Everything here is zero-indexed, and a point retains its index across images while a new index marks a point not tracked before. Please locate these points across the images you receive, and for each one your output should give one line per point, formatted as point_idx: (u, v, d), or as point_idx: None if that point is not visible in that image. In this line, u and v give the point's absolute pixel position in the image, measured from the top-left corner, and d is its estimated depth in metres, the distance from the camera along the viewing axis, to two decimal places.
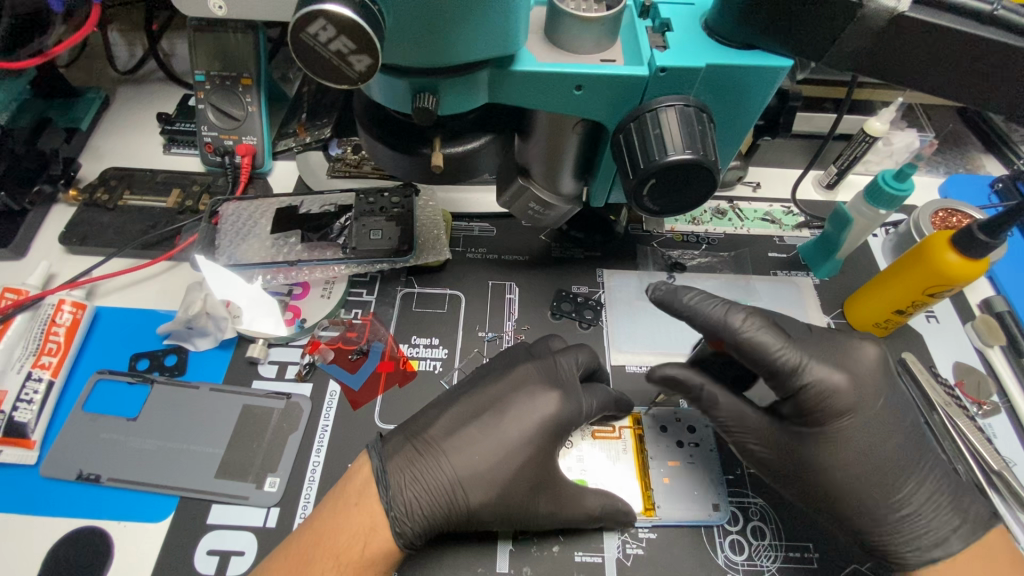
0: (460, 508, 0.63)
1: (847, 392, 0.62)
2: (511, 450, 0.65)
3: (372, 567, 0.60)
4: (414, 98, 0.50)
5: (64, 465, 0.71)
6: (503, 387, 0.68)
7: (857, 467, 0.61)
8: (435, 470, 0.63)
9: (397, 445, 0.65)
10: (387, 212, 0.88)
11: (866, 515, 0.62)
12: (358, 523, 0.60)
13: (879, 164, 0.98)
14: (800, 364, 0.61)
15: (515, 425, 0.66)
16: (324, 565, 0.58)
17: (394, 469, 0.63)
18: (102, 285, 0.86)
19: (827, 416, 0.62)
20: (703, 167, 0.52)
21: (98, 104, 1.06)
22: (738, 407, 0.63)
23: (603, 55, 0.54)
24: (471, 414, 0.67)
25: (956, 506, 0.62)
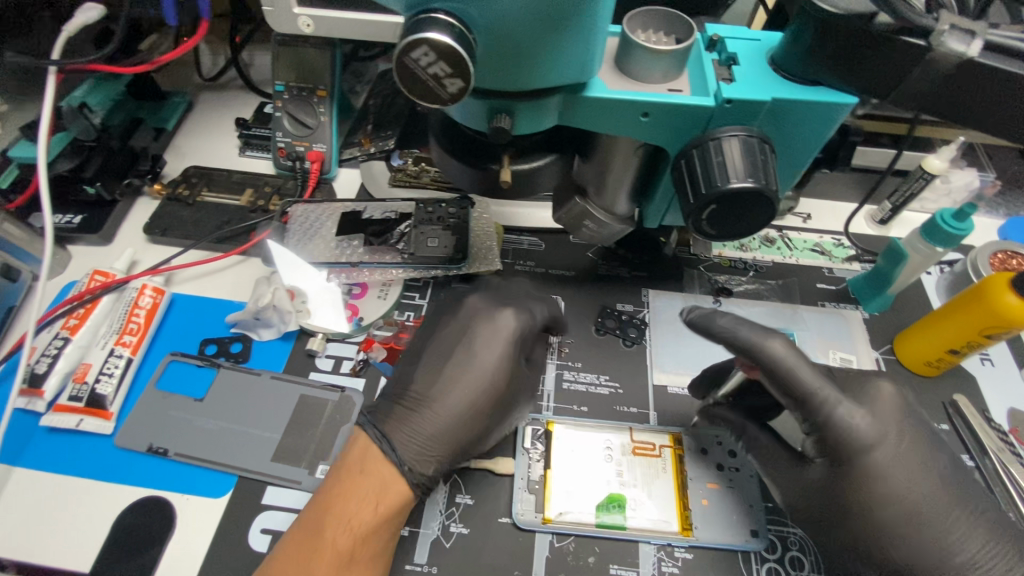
0: (452, 447, 0.68)
1: (876, 428, 0.63)
2: (488, 389, 0.70)
3: (392, 520, 0.64)
4: (490, 118, 0.54)
5: (136, 438, 0.77)
6: (458, 327, 0.74)
7: (886, 510, 0.61)
8: (423, 417, 0.69)
9: (388, 408, 0.70)
10: (444, 222, 0.92)
11: (895, 561, 0.60)
12: (369, 484, 0.64)
13: (936, 202, 0.98)
14: (833, 399, 0.62)
15: (486, 365, 0.71)
16: (336, 533, 0.61)
17: (392, 431, 0.68)
18: (178, 274, 0.92)
19: (851, 453, 0.62)
20: (765, 195, 0.53)
21: (183, 107, 1.15)
22: (758, 430, 0.70)
23: (670, 85, 0.57)
24: (442, 354, 0.73)
25: (995, 564, 0.59)
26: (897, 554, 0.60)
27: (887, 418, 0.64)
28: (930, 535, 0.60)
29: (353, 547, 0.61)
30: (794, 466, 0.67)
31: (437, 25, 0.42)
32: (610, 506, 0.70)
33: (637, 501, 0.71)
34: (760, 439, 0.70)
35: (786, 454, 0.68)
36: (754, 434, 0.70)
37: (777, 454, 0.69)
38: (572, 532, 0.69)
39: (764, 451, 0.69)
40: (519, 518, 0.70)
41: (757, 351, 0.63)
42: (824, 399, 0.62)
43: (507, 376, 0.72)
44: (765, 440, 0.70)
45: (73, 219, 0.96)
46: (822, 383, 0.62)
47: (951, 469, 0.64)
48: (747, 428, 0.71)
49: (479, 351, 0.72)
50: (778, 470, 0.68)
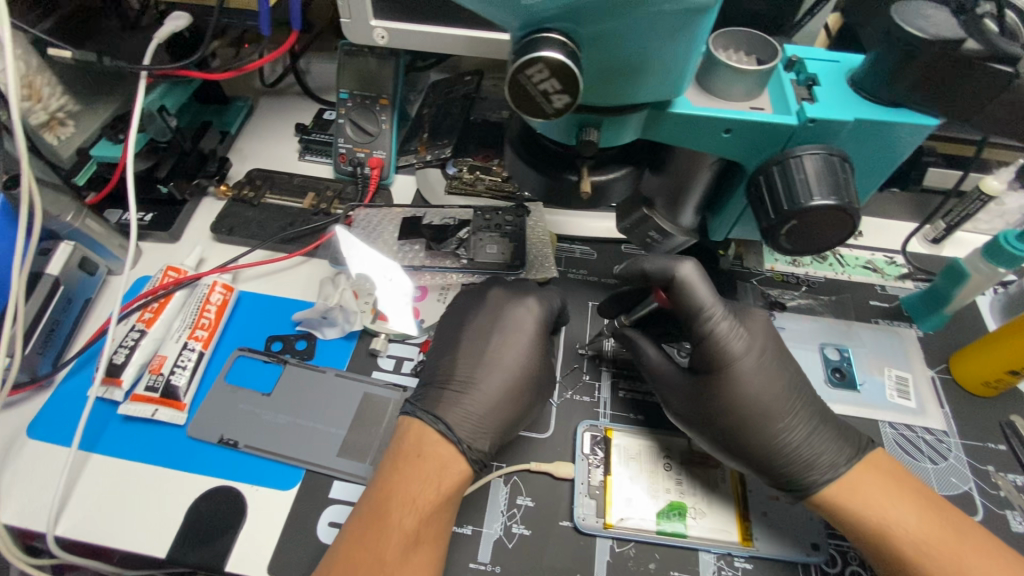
0: (496, 425, 0.73)
1: (743, 338, 0.72)
2: (517, 375, 0.77)
3: (449, 504, 0.67)
4: (579, 131, 0.56)
5: (208, 429, 0.80)
6: (486, 314, 0.81)
7: (748, 403, 0.71)
8: (463, 402, 0.74)
9: (428, 394, 0.75)
10: (502, 229, 0.94)
11: (748, 448, 0.70)
12: (429, 467, 0.68)
13: (990, 223, 0.98)
14: (716, 313, 0.71)
15: (511, 356, 0.78)
16: (401, 514, 0.65)
17: (443, 413, 0.73)
18: (244, 272, 0.96)
19: (726, 359, 0.72)
20: (846, 211, 0.55)
21: (245, 112, 1.19)
22: (646, 344, 0.78)
23: (752, 103, 0.59)
24: (459, 338, 0.80)
25: (842, 455, 0.70)
26: (746, 439, 0.70)
27: (759, 336, 0.74)
28: (774, 425, 0.70)
29: (418, 528, 0.65)
30: (671, 373, 0.76)
31: (550, 43, 0.44)
32: (671, 513, 0.71)
33: (697, 510, 0.72)
34: (648, 355, 0.78)
35: (666, 363, 0.76)
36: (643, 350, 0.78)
37: (661, 363, 0.77)
38: (634, 538, 0.70)
39: (648, 360, 0.77)
40: (581, 523, 0.71)
41: (673, 278, 0.71)
42: (714, 315, 0.71)
43: (534, 363, 0.78)
44: (649, 353, 0.78)
45: (145, 217, 1.00)
46: (715, 300, 0.71)
47: (804, 381, 0.74)
48: (633, 343, 0.79)
49: (501, 338, 0.79)
50: (660, 377, 0.76)
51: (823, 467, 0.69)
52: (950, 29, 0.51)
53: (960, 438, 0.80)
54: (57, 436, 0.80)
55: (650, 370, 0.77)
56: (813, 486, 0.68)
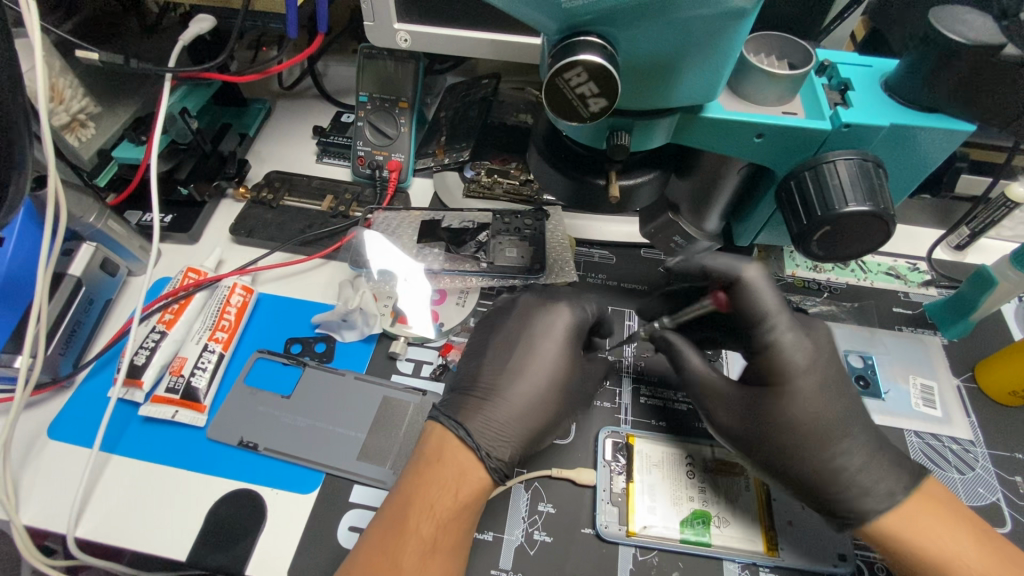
0: (525, 432, 0.73)
1: (805, 354, 0.69)
2: (545, 382, 0.76)
3: (468, 510, 0.66)
4: (610, 135, 0.56)
5: (228, 432, 0.80)
6: (518, 320, 0.80)
7: (804, 424, 0.68)
8: (494, 408, 0.73)
9: (458, 402, 0.74)
10: (521, 232, 0.94)
11: (794, 471, 0.68)
12: (448, 473, 0.67)
13: (1014, 230, 0.97)
14: (779, 325, 0.68)
15: (541, 363, 0.77)
16: (420, 520, 0.64)
17: (467, 420, 0.71)
18: (263, 274, 0.96)
19: (785, 374, 0.69)
20: (881, 218, 0.54)
21: (264, 114, 1.20)
22: (693, 356, 0.74)
23: (784, 108, 0.58)
24: (504, 345, 0.78)
25: (897, 485, 0.66)
26: (798, 460, 0.68)
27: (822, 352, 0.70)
28: (831, 449, 0.67)
29: (436, 534, 0.64)
30: (723, 387, 0.73)
31: (588, 47, 0.44)
32: (694, 522, 0.70)
33: (721, 519, 0.71)
34: (692, 365, 0.74)
35: (716, 376, 0.74)
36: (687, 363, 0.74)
37: (709, 375, 0.73)
38: (657, 546, 0.69)
39: (695, 371, 0.74)
40: (604, 530, 0.70)
41: (737, 281, 0.68)
42: (775, 327, 0.68)
43: (567, 370, 0.77)
44: (696, 364, 0.74)
45: (165, 219, 1.00)
46: (779, 307, 0.68)
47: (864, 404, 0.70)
48: (677, 353, 0.75)
49: (537, 345, 0.77)
50: (708, 391, 0.73)
51: (876, 497, 0.65)
52: (990, 35, 0.51)
53: (988, 448, 0.79)
54: (78, 437, 0.80)
55: (696, 382, 0.74)
56: (864, 516, 0.65)
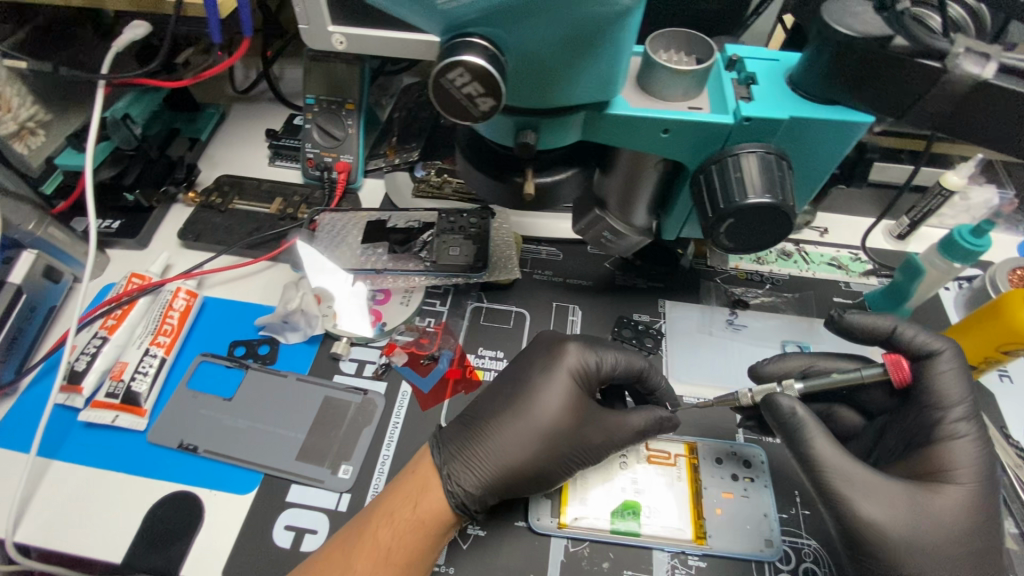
0: (502, 471, 0.69)
1: (977, 466, 0.61)
2: (532, 423, 0.71)
3: (425, 529, 0.66)
4: (517, 133, 0.56)
5: (168, 434, 0.80)
6: (525, 367, 0.76)
7: (953, 539, 0.59)
8: (478, 439, 0.71)
9: (453, 430, 0.73)
10: (466, 231, 0.95)
11: None
12: (413, 485, 0.69)
13: (955, 218, 0.98)
14: (961, 423, 0.62)
15: (548, 407, 0.72)
16: (379, 526, 0.67)
17: (450, 462, 0.70)
18: (210, 277, 0.96)
19: (951, 471, 0.61)
20: (781, 210, 0.55)
21: (217, 119, 1.20)
22: (826, 442, 0.63)
23: (690, 103, 0.59)
24: (503, 388, 0.76)
25: None
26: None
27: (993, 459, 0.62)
28: None
29: (391, 543, 0.65)
30: (877, 480, 0.61)
31: (470, 48, 0.45)
32: (625, 512, 0.72)
33: (651, 509, 0.72)
34: (816, 443, 0.63)
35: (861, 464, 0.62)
36: (811, 443, 0.63)
37: (849, 459, 0.62)
38: (589, 537, 0.71)
39: (830, 454, 0.63)
40: (536, 522, 0.71)
41: (932, 356, 0.66)
42: (961, 420, 0.63)
43: (567, 411, 0.72)
44: (828, 447, 0.63)
45: (113, 225, 1.00)
46: (964, 399, 0.63)
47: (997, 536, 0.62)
48: (801, 429, 0.64)
49: (546, 385, 0.73)
50: (859, 481, 0.61)
51: None
52: (877, 29, 0.52)
53: None
54: (17, 443, 0.80)
55: (839, 467, 0.62)
56: None
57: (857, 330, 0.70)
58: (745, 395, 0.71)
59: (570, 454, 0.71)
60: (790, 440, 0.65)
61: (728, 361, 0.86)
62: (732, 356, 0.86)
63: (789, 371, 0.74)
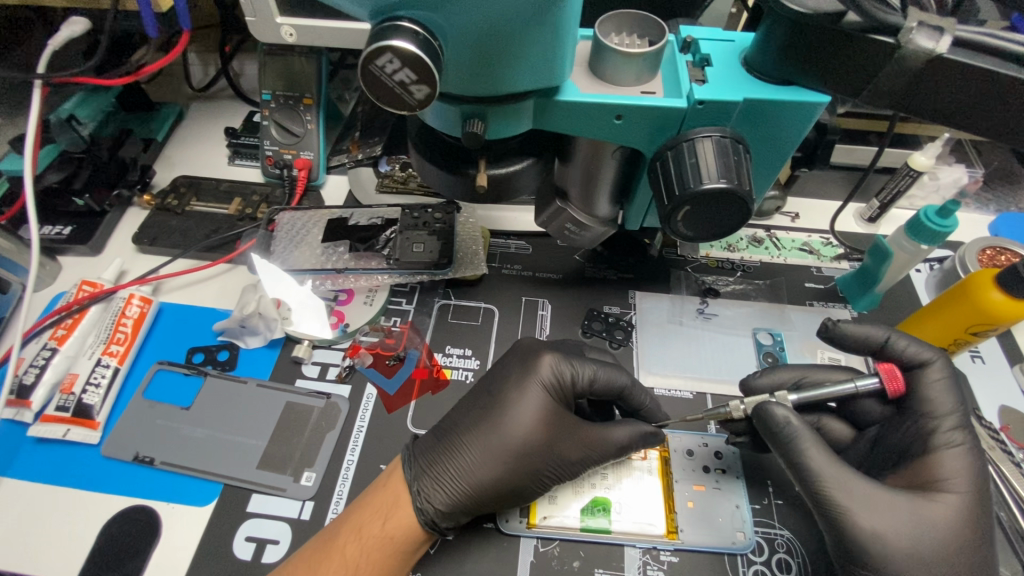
0: (474, 488, 0.66)
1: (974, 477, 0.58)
2: (503, 437, 0.69)
3: (393, 545, 0.64)
4: (463, 123, 0.54)
5: (123, 447, 0.77)
6: (498, 380, 0.73)
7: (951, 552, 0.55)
8: (449, 454, 0.69)
9: (426, 443, 0.71)
10: (430, 227, 0.92)
11: None
12: (382, 501, 0.67)
13: (925, 199, 0.97)
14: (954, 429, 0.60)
15: (520, 422, 0.69)
16: (347, 539, 0.64)
17: (421, 479, 0.67)
18: (167, 283, 0.93)
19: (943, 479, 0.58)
20: (737, 195, 0.53)
21: (173, 118, 1.16)
22: (818, 451, 0.60)
23: (644, 88, 0.58)
24: (476, 399, 0.73)
25: None
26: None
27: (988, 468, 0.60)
28: None
29: (359, 561, 0.63)
30: (869, 488, 0.58)
31: (402, 32, 0.43)
32: (595, 509, 0.70)
33: (621, 505, 0.71)
34: (806, 450, 0.60)
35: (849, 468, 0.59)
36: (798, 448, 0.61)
37: (838, 465, 0.60)
38: (559, 537, 0.69)
39: (818, 460, 0.60)
40: (505, 524, 0.70)
41: (923, 366, 0.64)
42: (956, 427, 0.60)
43: (542, 425, 0.69)
44: (817, 455, 0.60)
45: (62, 231, 0.96)
46: (957, 407, 0.61)
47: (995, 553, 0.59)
48: (794, 440, 0.61)
49: (520, 399, 0.70)
50: (851, 488, 0.58)
51: None
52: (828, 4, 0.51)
53: None
54: None
55: (829, 472, 0.59)
56: None
57: (847, 339, 0.68)
58: (738, 408, 0.67)
59: (544, 468, 0.68)
60: (778, 447, 0.62)
61: (700, 352, 0.84)
62: (703, 346, 0.85)
63: (780, 383, 0.71)
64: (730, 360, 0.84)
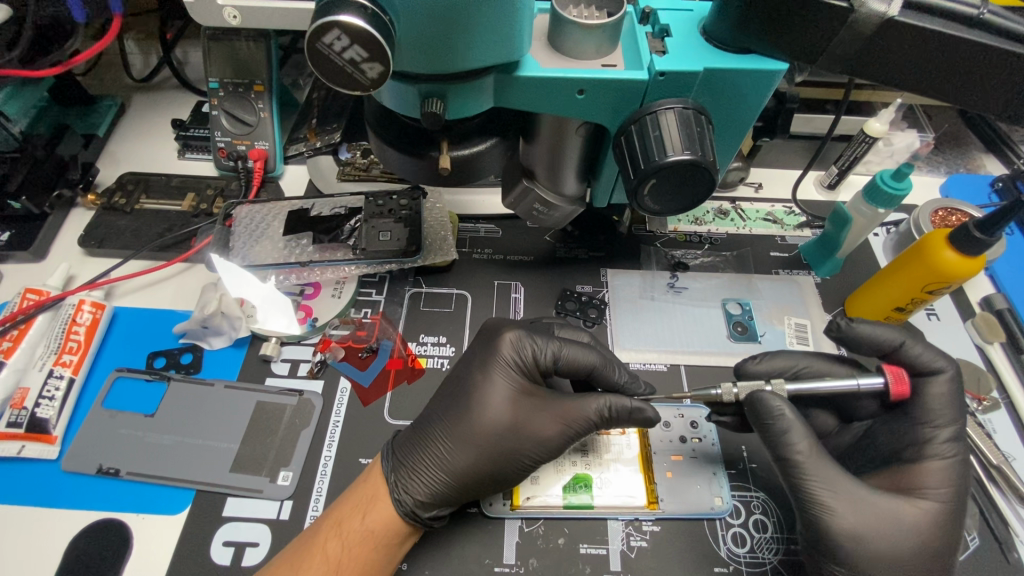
0: (449, 473, 0.66)
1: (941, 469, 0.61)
2: (476, 419, 0.68)
3: (376, 540, 0.63)
4: (422, 103, 0.52)
5: (85, 460, 0.74)
6: (469, 366, 0.73)
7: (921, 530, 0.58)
8: (422, 441, 0.68)
9: (403, 436, 0.70)
10: (396, 214, 0.89)
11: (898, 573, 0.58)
12: (362, 495, 0.66)
13: (880, 164, 0.99)
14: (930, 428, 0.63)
15: (490, 403, 0.69)
16: (329, 539, 0.63)
17: (399, 471, 0.67)
18: (120, 286, 0.89)
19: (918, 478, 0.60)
20: (701, 166, 0.54)
21: (115, 111, 1.09)
22: (802, 433, 0.62)
23: (604, 60, 0.57)
24: (447, 385, 0.73)
25: None
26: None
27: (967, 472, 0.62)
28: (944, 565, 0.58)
29: (341, 559, 0.62)
30: (847, 493, 0.59)
31: (348, 6, 0.41)
32: (577, 486, 0.71)
33: (603, 480, 0.72)
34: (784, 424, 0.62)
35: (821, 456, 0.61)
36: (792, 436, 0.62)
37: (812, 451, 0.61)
38: (543, 516, 0.69)
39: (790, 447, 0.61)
40: (489, 508, 0.70)
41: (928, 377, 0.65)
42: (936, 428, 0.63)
43: (511, 406, 0.70)
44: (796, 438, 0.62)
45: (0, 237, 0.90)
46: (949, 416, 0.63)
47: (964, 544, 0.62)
48: (786, 432, 0.62)
49: (487, 382, 0.70)
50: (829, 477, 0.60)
51: None
52: None
53: None
54: None
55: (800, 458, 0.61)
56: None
57: (861, 340, 0.68)
58: (728, 392, 0.67)
59: (519, 448, 0.68)
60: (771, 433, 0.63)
61: (672, 325, 0.85)
62: (675, 319, 0.86)
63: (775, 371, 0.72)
64: (701, 331, 0.85)
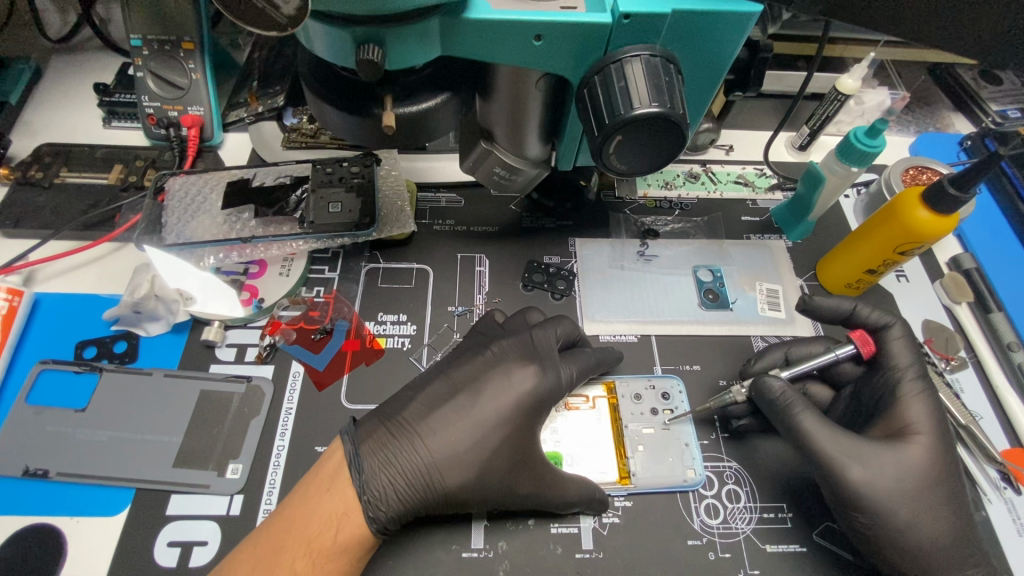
0: (435, 491, 0.61)
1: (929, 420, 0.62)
2: (478, 436, 0.63)
3: (344, 554, 0.58)
4: (357, 50, 0.46)
5: (9, 462, 0.67)
6: (470, 369, 0.67)
7: (912, 476, 0.59)
8: (409, 453, 0.61)
9: (373, 430, 0.62)
10: (346, 182, 0.82)
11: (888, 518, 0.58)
12: (331, 508, 0.58)
13: (850, 124, 0.97)
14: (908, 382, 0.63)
15: (491, 419, 0.64)
16: (294, 554, 0.56)
17: (370, 478, 0.59)
18: (41, 270, 0.80)
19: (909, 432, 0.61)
20: (670, 120, 0.49)
21: (29, 75, 0.98)
22: (814, 419, 0.61)
23: (563, 2, 0.51)
24: (447, 394, 0.65)
25: None
26: (922, 538, 0.58)
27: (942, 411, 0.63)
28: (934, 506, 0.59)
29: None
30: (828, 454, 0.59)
31: None
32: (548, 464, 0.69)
33: (572, 457, 0.69)
34: (803, 421, 0.61)
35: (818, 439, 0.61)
36: (801, 420, 0.61)
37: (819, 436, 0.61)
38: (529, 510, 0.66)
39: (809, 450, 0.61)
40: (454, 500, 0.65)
41: (890, 327, 0.67)
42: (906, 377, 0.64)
43: (480, 389, 0.65)
44: (809, 423, 0.61)
45: None
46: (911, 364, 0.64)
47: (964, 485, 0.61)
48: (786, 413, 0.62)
49: (493, 395, 0.65)
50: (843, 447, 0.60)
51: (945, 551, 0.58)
52: None
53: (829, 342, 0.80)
54: None
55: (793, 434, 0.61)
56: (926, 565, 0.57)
57: (822, 310, 0.70)
58: (739, 392, 0.69)
59: (514, 477, 0.63)
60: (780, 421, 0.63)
61: (641, 294, 0.82)
62: (646, 288, 0.83)
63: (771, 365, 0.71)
64: (672, 299, 0.82)
